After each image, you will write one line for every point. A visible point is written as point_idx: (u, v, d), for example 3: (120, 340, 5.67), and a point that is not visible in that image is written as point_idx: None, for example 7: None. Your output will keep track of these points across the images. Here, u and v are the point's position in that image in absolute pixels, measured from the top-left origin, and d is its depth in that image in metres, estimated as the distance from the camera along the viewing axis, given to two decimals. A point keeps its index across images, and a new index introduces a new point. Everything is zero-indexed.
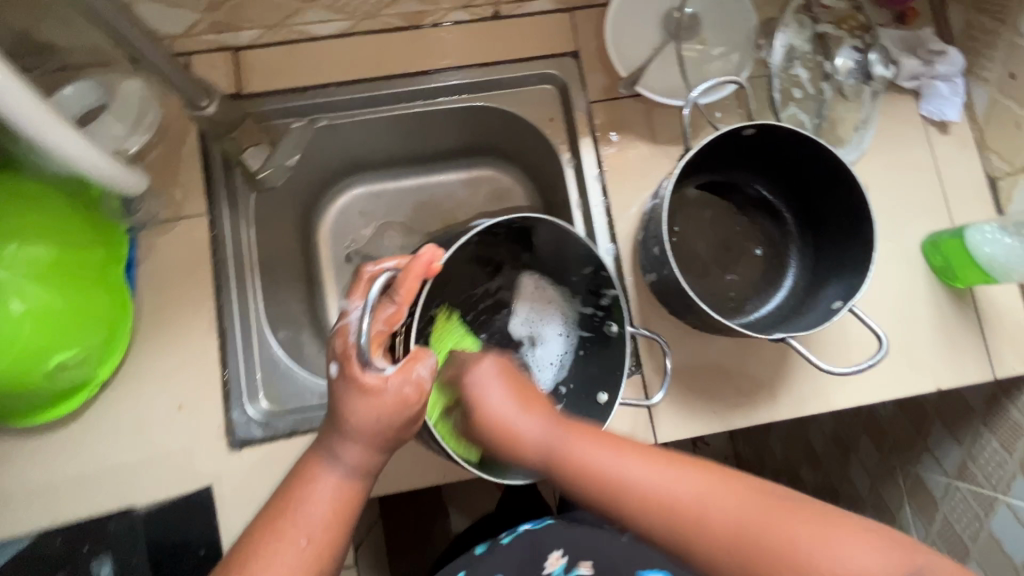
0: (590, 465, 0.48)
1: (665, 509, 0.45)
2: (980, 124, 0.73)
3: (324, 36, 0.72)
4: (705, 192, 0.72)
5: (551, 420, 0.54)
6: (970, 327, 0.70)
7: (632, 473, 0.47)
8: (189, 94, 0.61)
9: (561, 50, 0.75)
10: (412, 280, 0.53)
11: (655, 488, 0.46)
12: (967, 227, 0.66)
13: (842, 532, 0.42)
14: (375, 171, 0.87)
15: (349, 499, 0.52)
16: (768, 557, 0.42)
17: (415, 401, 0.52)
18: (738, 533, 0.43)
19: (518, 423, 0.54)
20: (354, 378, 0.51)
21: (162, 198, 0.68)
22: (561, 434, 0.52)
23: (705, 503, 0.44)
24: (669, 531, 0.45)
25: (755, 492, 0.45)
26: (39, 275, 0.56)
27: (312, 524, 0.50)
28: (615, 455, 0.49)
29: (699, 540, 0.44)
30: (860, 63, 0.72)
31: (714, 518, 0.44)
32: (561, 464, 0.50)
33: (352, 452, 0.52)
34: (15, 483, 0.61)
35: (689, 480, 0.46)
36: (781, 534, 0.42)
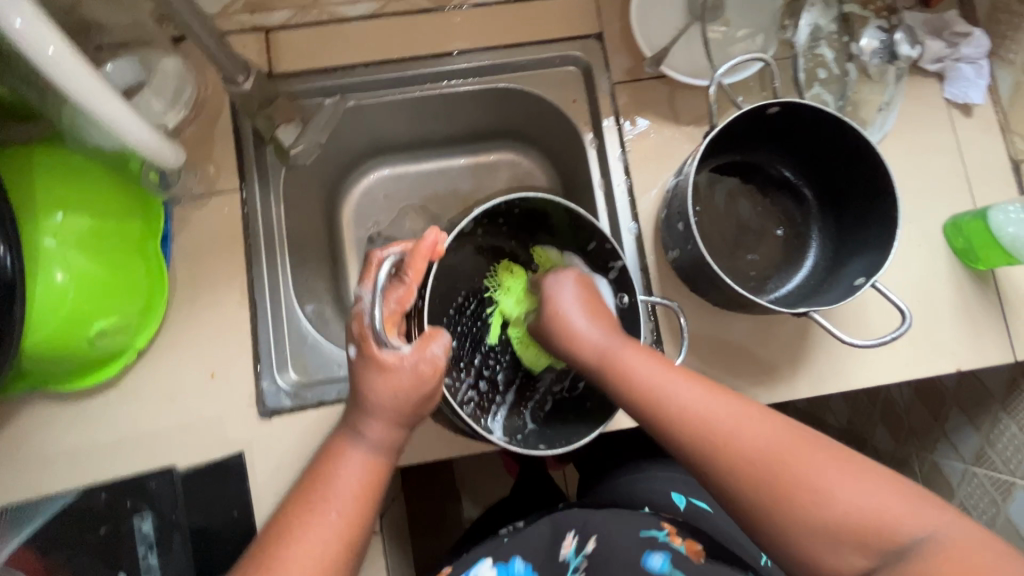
0: (642, 370, 0.52)
1: (701, 424, 0.48)
2: (1005, 107, 0.73)
3: (354, 18, 0.73)
4: (727, 172, 0.73)
5: (613, 332, 0.58)
6: (991, 309, 0.71)
7: (677, 386, 0.50)
8: (229, 70, 0.63)
9: (585, 32, 0.76)
10: (420, 262, 0.54)
11: (694, 405, 0.49)
12: (990, 207, 0.66)
13: (863, 471, 0.43)
14: (398, 154, 0.89)
15: (376, 473, 0.54)
16: (786, 486, 0.44)
17: (431, 376, 0.53)
18: (764, 453, 0.45)
19: (578, 326, 0.58)
20: (373, 358, 0.52)
21: (197, 174, 0.70)
22: (621, 342, 0.56)
23: (739, 425, 0.47)
24: (696, 441, 0.47)
25: (793, 427, 0.46)
26: (81, 245, 0.58)
27: (342, 495, 0.51)
28: (663, 370, 0.52)
29: (725, 453, 0.46)
30: (885, 43, 0.72)
31: (748, 438, 0.46)
32: (611, 369, 0.54)
33: (376, 428, 0.53)
34: (57, 444, 0.64)
35: (729, 407, 0.48)
36: (806, 467, 0.44)
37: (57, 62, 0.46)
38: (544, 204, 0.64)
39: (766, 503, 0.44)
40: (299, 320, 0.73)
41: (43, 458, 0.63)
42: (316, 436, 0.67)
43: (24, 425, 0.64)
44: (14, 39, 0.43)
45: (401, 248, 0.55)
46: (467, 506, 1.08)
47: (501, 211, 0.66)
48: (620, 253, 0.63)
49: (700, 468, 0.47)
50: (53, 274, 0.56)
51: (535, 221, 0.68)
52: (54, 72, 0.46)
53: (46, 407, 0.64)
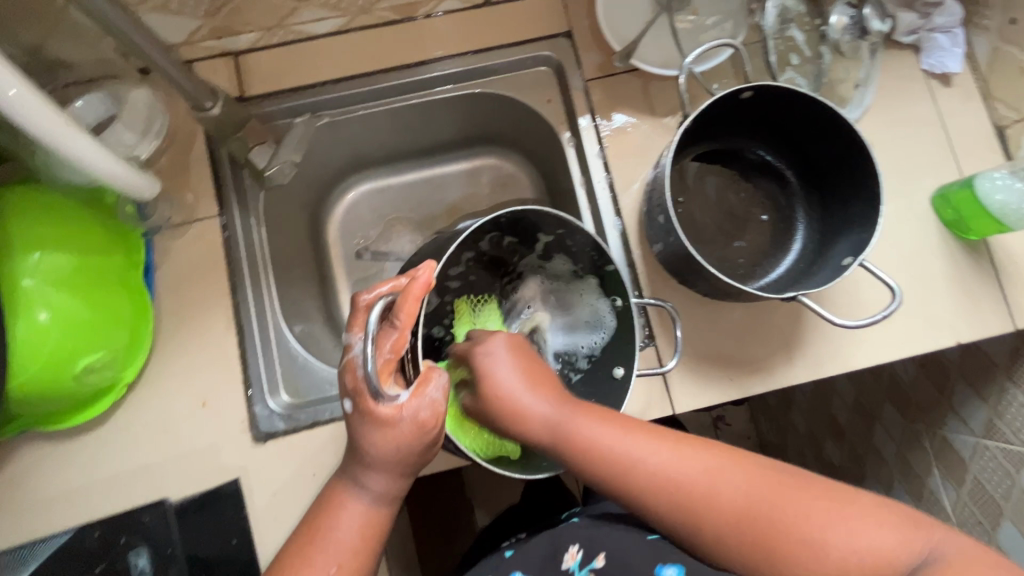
0: (604, 445, 0.49)
1: (676, 492, 0.46)
2: (984, 74, 0.72)
3: (321, 34, 0.73)
4: (706, 161, 0.72)
5: (562, 402, 0.53)
6: (986, 278, 0.69)
7: (627, 448, 0.49)
8: (195, 97, 0.61)
9: (554, 31, 0.75)
10: (412, 303, 0.51)
11: (666, 468, 0.47)
12: (976, 175, 0.65)
13: (842, 512, 0.42)
14: (379, 168, 0.89)
15: (377, 524, 0.53)
16: (777, 538, 0.42)
17: (432, 424, 0.51)
18: (749, 516, 0.44)
19: (521, 400, 0.54)
20: (371, 412, 0.51)
21: (175, 203, 0.70)
22: (571, 415, 0.52)
23: (715, 487, 0.45)
24: (675, 509, 0.46)
25: (763, 480, 0.45)
26: (62, 283, 0.58)
27: (342, 550, 0.51)
28: (623, 434, 0.50)
29: (709, 521, 0.45)
30: (856, 19, 0.71)
31: (727, 496, 0.45)
32: (569, 446, 0.51)
33: (375, 480, 0.53)
34: (49, 483, 0.64)
35: (701, 460, 0.47)
36: (790, 507, 0.43)
37: (23, 105, 0.45)
38: (533, 216, 0.61)
39: (760, 559, 0.43)
40: (289, 341, 0.72)
41: (36, 499, 0.63)
42: (312, 457, 0.66)
43: (17, 467, 0.64)
44: None
45: (392, 290, 0.53)
46: (479, 515, 1.08)
47: (487, 228, 0.62)
48: (611, 257, 0.61)
49: (683, 531, 0.46)
50: (36, 314, 0.56)
51: (523, 232, 0.65)
52: (16, 113, 0.45)
53: (35, 446, 0.64)
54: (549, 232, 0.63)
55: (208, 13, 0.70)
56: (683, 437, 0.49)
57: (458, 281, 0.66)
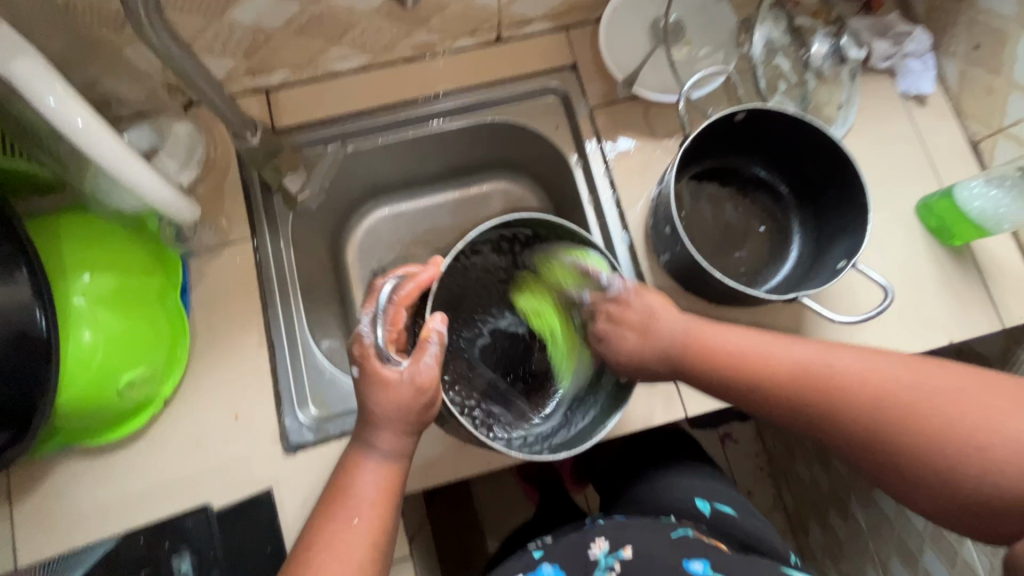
0: (728, 344, 0.61)
1: (800, 386, 0.57)
2: (956, 94, 0.78)
3: (347, 71, 0.79)
4: (705, 179, 0.77)
5: (683, 317, 0.65)
6: (973, 281, 0.74)
7: (803, 354, 0.58)
8: (237, 127, 0.66)
9: (561, 64, 0.82)
10: (415, 287, 0.59)
11: (830, 364, 0.56)
12: (955, 186, 0.71)
13: (1011, 405, 0.48)
14: (396, 194, 0.94)
15: (393, 478, 0.55)
16: (892, 417, 0.52)
17: (429, 387, 0.55)
18: (884, 397, 0.53)
19: (653, 339, 0.64)
20: (374, 375, 0.54)
21: (211, 228, 0.74)
22: (700, 323, 0.63)
23: (865, 377, 0.54)
24: (801, 392, 0.57)
25: (890, 364, 0.54)
26: (109, 303, 0.62)
27: (362, 502, 0.53)
28: (819, 353, 0.58)
29: (831, 421, 0.55)
30: (834, 48, 0.76)
31: (849, 384, 0.54)
32: (695, 357, 0.62)
33: (385, 437, 0.55)
34: (88, 497, 0.66)
35: (890, 360, 0.55)
36: (920, 402, 0.51)
37: (90, 133, 0.51)
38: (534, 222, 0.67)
39: (890, 422, 0.52)
40: (316, 356, 0.76)
41: (74, 513, 0.65)
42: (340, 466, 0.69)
43: (56, 482, 0.66)
44: (47, 113, 0.48)
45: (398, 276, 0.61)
46: (490, 541, 1.10)
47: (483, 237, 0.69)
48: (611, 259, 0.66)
49: (812, 409, 0.56)
50: (81, 335, 0.60)
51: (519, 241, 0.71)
52: (84, 142, 0.51)
53: (74, 462, 0.66)
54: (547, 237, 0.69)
55: (244, 54, 0.71)
56: (837, 343, 0.58)
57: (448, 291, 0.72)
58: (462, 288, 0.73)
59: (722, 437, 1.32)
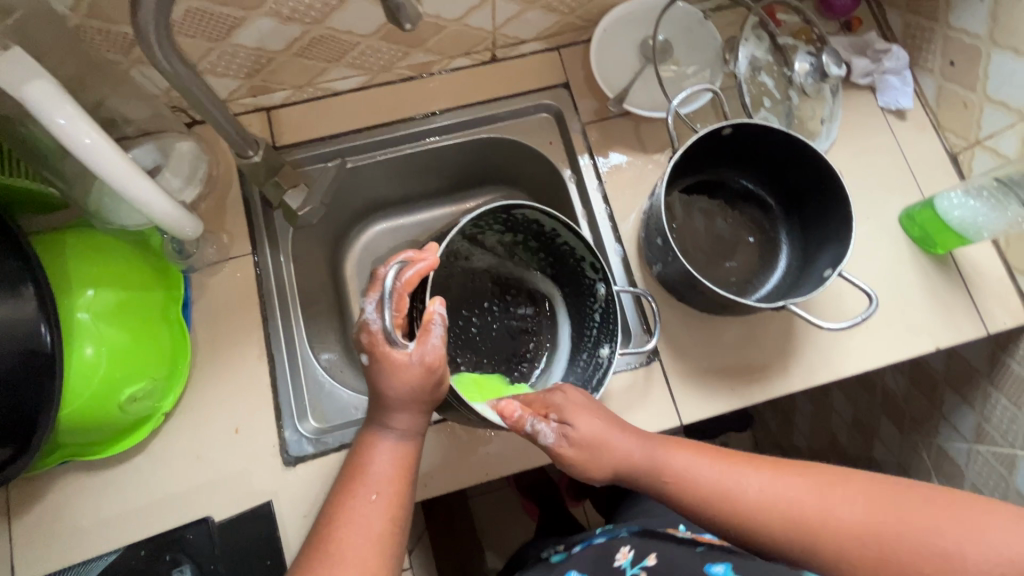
0: (701, 478, 0.54)
1: (772, 512, 0.51)
2: (934, 109, 0.81)
3: (346, 90, 0.81)
4: (695, 191, 0.79)
5: (643, 437, 0.59)
6: (956, 287, 0.76)
7: (754, 487, 0.52)
8: (240, 145, 0.68)
9: (554, 82, 0.84)
10: (416, 274, 0.56)
11: (767, 491, 0.52)
12: (936, 197, 0.73)
13: (991, 522, 0.47)
14: (394, 208, 0.96)
15: (409, 456, 0.56)
16: (874, 550, 0.48)
17: (439, 366, 0.55)
18: (859, 537, 0.48)
19: (613, 440, 0.58)
20: (384, 358, 0.54)
21: (213, 243, 0.75)
22: (655, 446, 0.58)
23: (828, 512, 0.50)
24: (792, 539, 0.50)
25: (894, 491, 0.50)
26: (112, 319, 0.63)
27: (379, 480, 0.53)
28: (739, 471, 0.54)
29: (822, 549, 0.49)
30: (815, 65, 0.78)
31: (835, 525, 0.49)
32: (666, 478, 0.56)
33: (399, 417, 0.56)
34: (89, 511, 0.66)
35: (815, 480, 0.52)
36: (892, 524, 0.48)
37: (98, 153, 0.52)
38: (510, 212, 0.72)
39: (878, 563, 0.47)
40: (316, 369, 0.77)
41: (75, 528, 0.65)
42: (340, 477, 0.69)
43: (57, 498, 0.66)
44: (58, 133, 0.50)
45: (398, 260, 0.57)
46: (490, 557, 1.09)
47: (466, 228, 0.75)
48: (592, 250, 0.70)
49: (750, 519, 0.51)
50: (84, 350, 0.60)
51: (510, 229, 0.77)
52: (93, 161, 0.52)
53: (74, 477, 0.67)
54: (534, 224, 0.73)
55: (247, 75, 0.73)
56: (785, 463, 0.54)
57: (448, 278, 0.81)
58: (452, 278, 0.81)
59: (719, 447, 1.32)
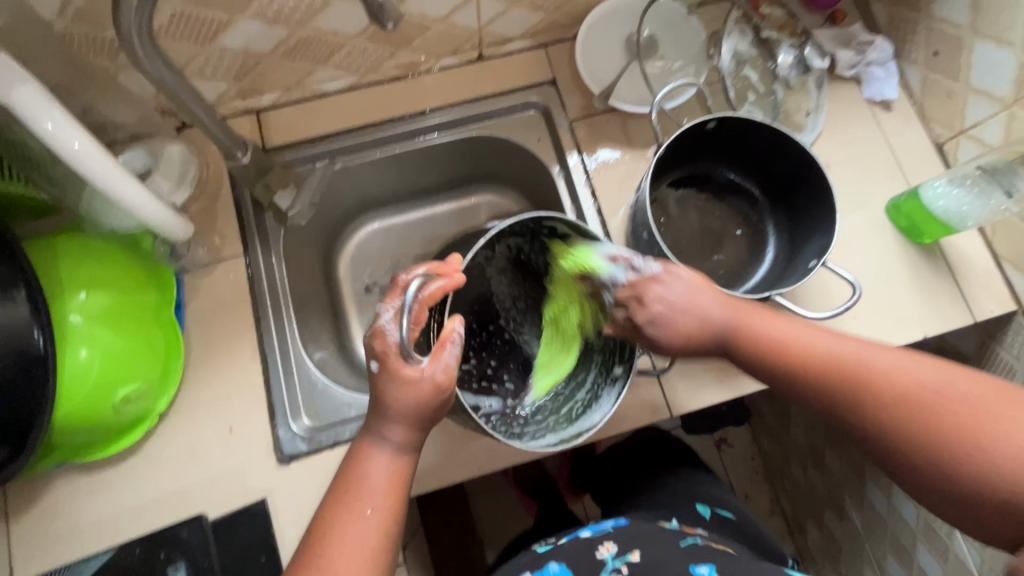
0: (776, 335, 0.57)
1: (830, 362, 0.54)
2: (919, 99, 0.81)
3: (334, 91, 0.82)
4: (683, 185, 0.80)
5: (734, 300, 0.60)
6: (943, 276, 0.77)
7: (841, 350, 0.54)
8: (228, 147, 0.68)
9: (541, 80, 0.85)
10: (438, 288, 0.59)
11: (850, 357, 0.53)
12: (921, 186, 0.74)
13: None
14: (385, 208, 0.96)
15: (402, 471, 0.56)
16: (940, 424, 0.47)
17: (446, 385, 0.56)
18: (894, 377, 0.50)
19: (700, 299, 0.60)
20: (395, 370, 0.55)
21: (205, 245, 0.76)
22: (749, 308, 0.59)
23: (897, 371, 0.51)
24: (840, 380, 0.53)
25: (966, 375, 0.49)
26: (105, 321, 0.63)
27: (374, 494, 0.53)
28: (827, 341, 0.55)
29: (895, 446, 0.50)
30: (799, 58, 0.80)
31: (887, 367, 0.51)
32: (744, 334, 0.58)
33: (397, 431, 0.55)
34: (85, 512, 0.67)
35: (889, 352, 0.52)
36: (954, 407, 0.47)
37: (85, 157, 0.53)
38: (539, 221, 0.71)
39: (924, 439, 0.48)
40: (309, 368, 0.77)
41: (71, 528, 0.66)
42: (333, 475, 0.70)
43: (53, 498, 0.67)
44: (46, 139, 0.51)
45: (422, 272, 0.60)
46: (490, 552, 1.10)
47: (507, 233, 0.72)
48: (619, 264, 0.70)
49: (842, 410, 0.53)
50: (78, 352, 0.61)
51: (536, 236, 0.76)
52: (81, 165, 0.53)
53: (70, 478, 0.67)
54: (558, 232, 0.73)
55: (236, 78, 0.74)
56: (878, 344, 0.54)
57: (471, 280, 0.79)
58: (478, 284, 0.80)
59: (717, 441, 1.32)
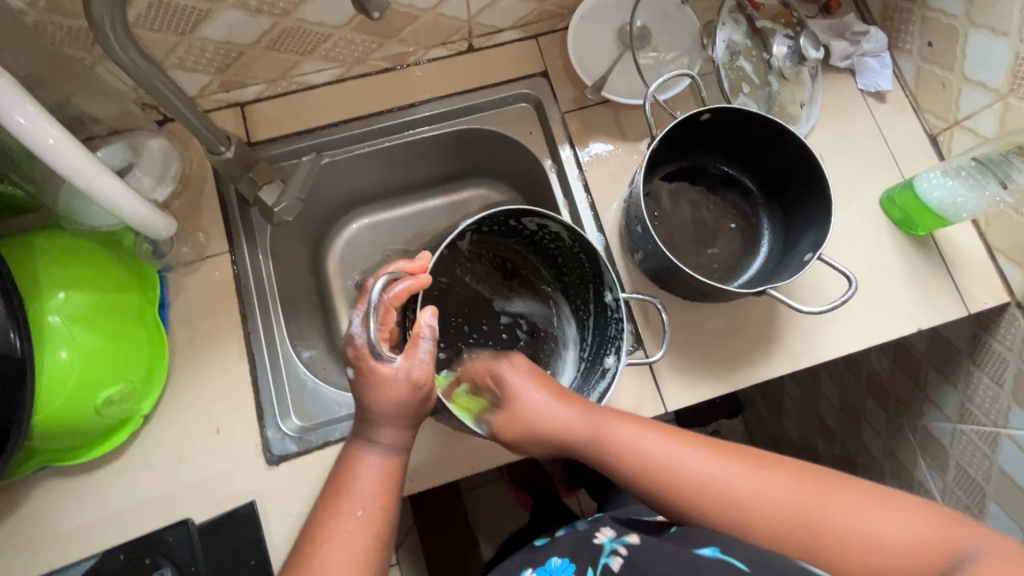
0: (647, 456, 0.56)
1: (712, 493, 0.52)
2: (913, 90, 0.81)
3: (321, 83, 0.80)
4: (676, 178, 0.79)
5: (584, 412, 0.60)
6: (936, 267, 0.77)
7: (693, 463, 0.54)
8: (211, 141, 0.66)
9: (532, 72, 0.83)
10: (404, 288, 0.58)
11: (716, 476, 0.53)
12: (916, 177, 0.73)
13: (867, 507, 0.49)
14: (375, 203, 0.94)
15: (393, 473, 0.55)
16: (818, 534, 0.49)
17: (426, 382, 0.55)
18: (780, 523, 0.51)
19: (558, 416, 0.60)
20: (371, 373, 0.54)
21: (189, 242, 0.74)
22: (606, 420, 0.59)
23: (756, 494, 0.52)
24: (709, 512, 0.52)
25: (802, 489, 0.51)
26: (86, 321, 0.61)
27: (364, 494, 0.52)
28: (670, 442, 0.56)
29: (749, 527, 0.51)
30: (793, 48, 0.78)
31: (765, 509, 0.51)
32: (608, 450, 0.58)
33: (385, 432, 0.55)
34: (69, 517, 0.65)
35: (752, 475, 0.53)
36: (827, 516, 0.50)
37: (61, 151, 0.51)
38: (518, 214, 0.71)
39: (811, 550, 0.49)
40: (298, 367, 0.76)
41: (54, 534, 0.64)
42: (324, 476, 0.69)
43: (36, 504, 0.65)
44: (17, 132, 0.49)
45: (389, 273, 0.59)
46: (485, 548, 1.09)
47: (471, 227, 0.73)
48: (600, 256, 0.68)
49: (680, 515, 0.54)
50: (58, 353, 0.59)
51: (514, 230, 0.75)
52: (57, 160, 0.51)
53: (53, 483, 0.66)
54: (538, 225, 0.72)
55: (218, 69, 0.72)
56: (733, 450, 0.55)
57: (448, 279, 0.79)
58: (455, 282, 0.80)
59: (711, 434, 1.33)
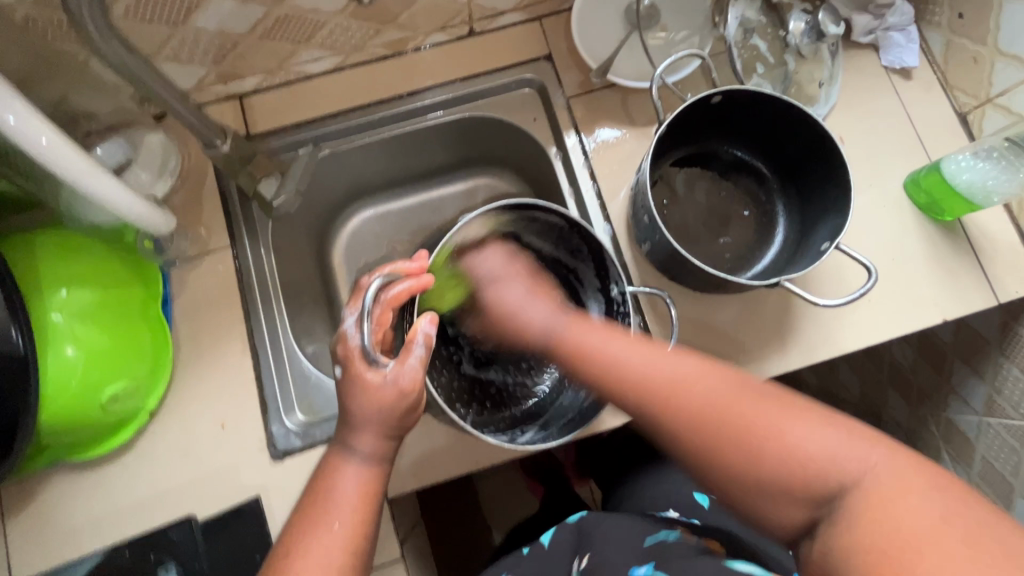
0: (611, 353, 0.55)
1: (645, 388, 0.52)
2: (942, 66, 0.76)
3: (319, 73, 0.78)
4: (687, 164, 0.75)
5: (558, 312, 0.62)
6: (963, 254, 0.72)
7: (641, 358, 0.53)
8: (206, 135, 0.65)
9: (535, 55, 0.80)
10: (404, 291, 0.58)
11: (656, 369, 0.52)
12: (942, 159, 0.69)
13: (800, 421, 0.45)
14: (379, 194, 0.93)
15: (375, 483, 0.54)
16: (729, 431, 0.47)
17: (412, 391, 0.54)
18: (699, 409, 0.49)
19: (527, 314, 0.63)
20: (359, 376, 0.54)
21: (189, 237, 0.74)
22: (567, 320, 0.60)
23: (690, 384, 0.50)
24: (646, 398, 0.51)
25: (737, 385, 0.49)
26: (88, 318, 0.61)
27: (341, 508, 0.52)
28: (627, 344, 0.55)
29: (664, 420, 0.50)
30: (811, 24, 0.73)
31: (694, 396, 0.49)
32: (565, 348, 0.58)
33: (365, 440, 0.54)
34: (79, 511, 0.66)
35: (716, 375, 0.50)
36: (745, 417, 0.47)
37: (56, 152, 0.50)
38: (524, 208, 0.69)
39: (710, 447, 0.47)
40: (302, 362, 0.75)
41: (65, 528, 0.65)
42: None
43: (47, 498, 0.66)
44: (9, 133, 0.47)
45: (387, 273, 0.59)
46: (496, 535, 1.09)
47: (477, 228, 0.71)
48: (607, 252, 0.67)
49: (623, 401, 0.53)
50: (63, 350, 0.59)
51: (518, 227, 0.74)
52: (52, 160, 0.50)
53: (63, 478, 0.67)
54: (543, 221, 0.70)
55: (214, 61, 0.70)
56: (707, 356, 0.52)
57: None
58: None
59: None
